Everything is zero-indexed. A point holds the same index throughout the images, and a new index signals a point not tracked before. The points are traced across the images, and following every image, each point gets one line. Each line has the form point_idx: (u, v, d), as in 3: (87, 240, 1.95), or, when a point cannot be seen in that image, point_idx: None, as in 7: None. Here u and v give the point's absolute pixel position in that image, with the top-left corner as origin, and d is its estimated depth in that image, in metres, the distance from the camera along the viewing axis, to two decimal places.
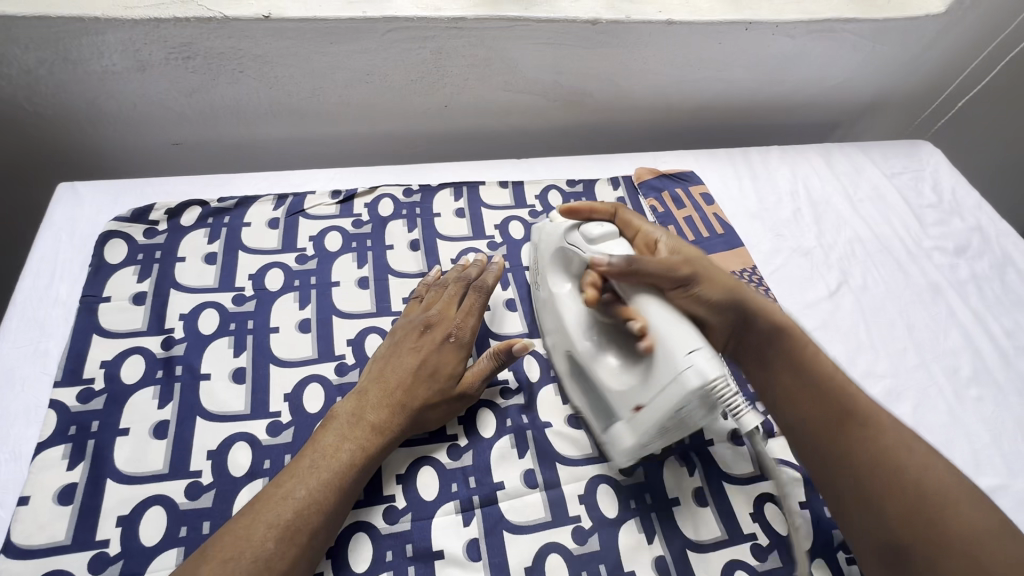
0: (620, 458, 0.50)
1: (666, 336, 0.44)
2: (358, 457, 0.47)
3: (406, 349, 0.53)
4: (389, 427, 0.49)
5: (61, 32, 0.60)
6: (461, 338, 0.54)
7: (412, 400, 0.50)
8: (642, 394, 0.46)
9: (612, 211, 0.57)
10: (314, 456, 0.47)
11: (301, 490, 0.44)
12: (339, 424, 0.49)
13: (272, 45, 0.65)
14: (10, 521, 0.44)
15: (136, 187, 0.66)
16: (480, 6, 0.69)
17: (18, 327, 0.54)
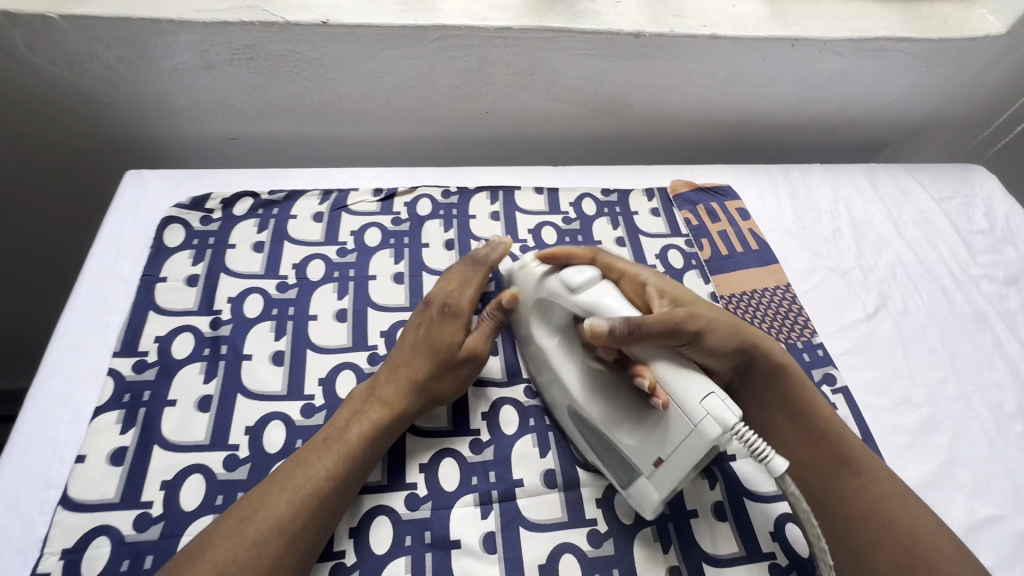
0: (647, 513, 0.49)
1: (679, 388, 0.45)
2: (369, 429, 0.50)
3: (399, 362, 0.54)
4: (395, 400, 0.52)
5: (139, 33, 0.65)
6: (461, 313, 0.57)
7: (421, 374, 0.53)
8: (661, 446, 0.46)
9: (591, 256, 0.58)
10: (329, 431, 0.50)
11: (316, 459, 0.47)
12: (355, 401, 0.52)
13: (327, 49, 0.69)
14: (66, 478, 0.48)
15: (195, 177, 0.70)
16: (526, 16, 0.71)
17: (84, 300, 0.59)
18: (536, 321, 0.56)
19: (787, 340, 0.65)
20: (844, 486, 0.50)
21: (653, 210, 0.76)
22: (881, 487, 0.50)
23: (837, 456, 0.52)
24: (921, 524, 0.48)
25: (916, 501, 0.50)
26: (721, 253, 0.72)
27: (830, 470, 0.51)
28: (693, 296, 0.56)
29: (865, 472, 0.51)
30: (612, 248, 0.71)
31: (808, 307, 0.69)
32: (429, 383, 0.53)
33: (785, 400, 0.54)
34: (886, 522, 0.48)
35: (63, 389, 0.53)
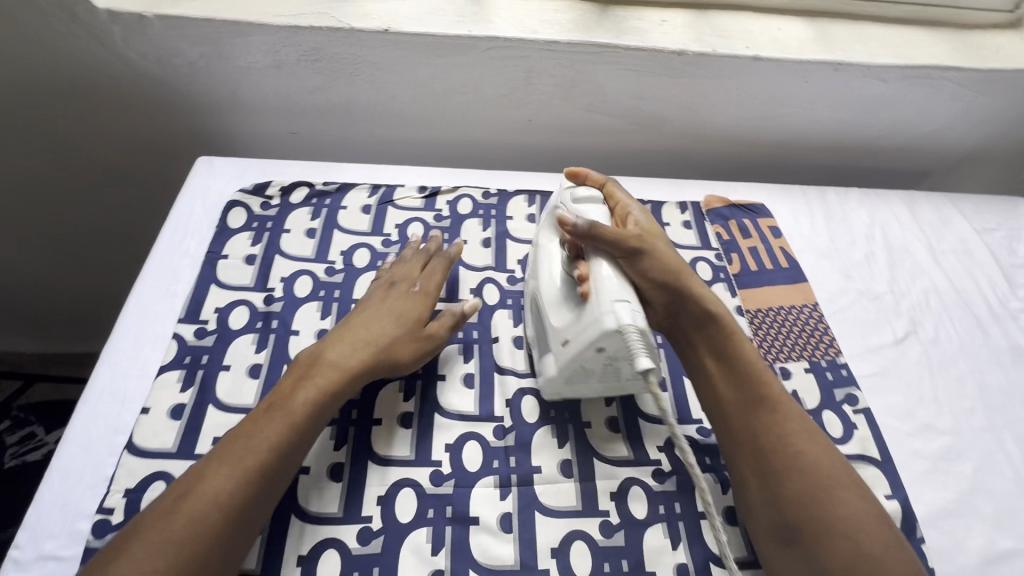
0: (546, 387, 0.56)
1: (598, 288, 0.50)
2: (314, 397, 0.50)
3: (362, 311, 0.58)
4: (347, 367, 0.53)
5: (221, 33, 0.71)
6: (428, 289, 0.61)
7: (379, 338, 0.55)
8: (569, 330, 0.51)
9: (602, 181, 0.62)
10: (273, 399, 0.50)
11: (259, 431, 0.47)
12: (300, 370, 0.52)
13: (387, 55, 0.74)
14: (131, 426, 0.53)
15: (259, 166, 0.76)
16: (574, 31, 0.75)
17: (156, 270, 0.65)
18: (542, 228, 0.62)
19: (811, 357, 0.66)
20: (759, 423, 0.52)
21: (685, 222, 0.78)
22: (794, 424, 0.52)
23: (756, 397, 0.53)
24: (826, 458, 0.50)
25: (823, 438, 0.52)
26: (751, 268, 0.74)
27: (749, 408, 0.53)
28: (663, 234, 0.60)
29: (780, 411, 0.53)
30: None
31: (835, 327, 0.69)
32: (385, 348, 0.55)
33: (712, 344, 0.57)
34: (794, 453, 0.50)
35: (134, 348, 0.59)
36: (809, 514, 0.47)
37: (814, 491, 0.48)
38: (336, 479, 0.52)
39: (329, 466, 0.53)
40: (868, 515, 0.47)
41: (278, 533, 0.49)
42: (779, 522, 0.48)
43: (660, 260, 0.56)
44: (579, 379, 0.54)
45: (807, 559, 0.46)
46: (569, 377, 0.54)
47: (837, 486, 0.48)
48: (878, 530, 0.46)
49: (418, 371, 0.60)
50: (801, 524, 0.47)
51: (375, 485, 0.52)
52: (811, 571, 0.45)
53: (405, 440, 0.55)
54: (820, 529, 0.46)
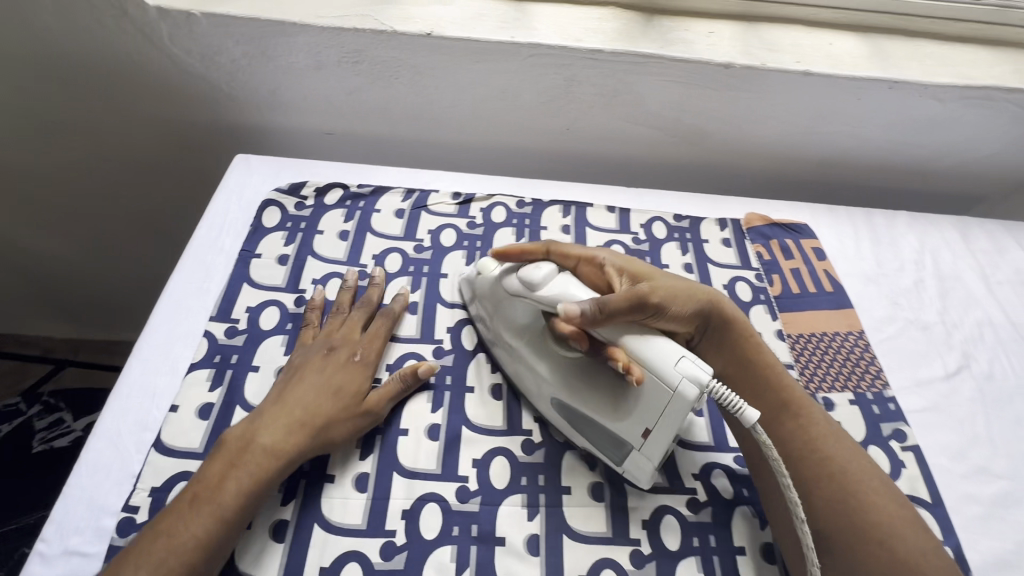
0: (643, 481, 0.52)
1: (651, 361, 0.47)
2: (239, 488, 0.47)
3: (296, 384, 0.54)
4: (284, 451, 0.50)
5: (265, 32, 0.72)
6: (367, 358, 0.57)
7: (315, 417, 0.52)
8: (647, 418, 0.48)
9: (545, 249, 0.57)
10: (197, 490, 0.47)
11: (185, 528, 0.44)
12: (229, 454, 0.49)
13: (428, 59, 0.74)
14: (160, 424, 0.53)
15: (295, 166, 0.76)
16: (618, 40, 0.73)
17: (190, 266, 0.65)
18: (501, 322, 0.58)
19: (856, 388, 0.62)
20: (785, 431, 0.52)
21: (724, 240, 0.75)
22: (819, 428, 0.52)
23: (779, 405, 0.53)
24: (854, 462, 0.50)
25: (848, 440, 0.52)
26: (793, 291, 0.71)
27: (773, 417, 0.53)
28: (650, 266, 0.56)
29: (804, 417, 0.52)
30: (679, 272, 0.71)
31: (882, 357, 0.66)
32: (319, 429, 0.51)
33: (733, 354, 0.56)
34: (821, 459, 0.50)
35: (165, 344, 0.59)
36: (841, 519, 0.46)
37: (844, 497, 0.47)
38: (361, 489, 0.51)
39: (354, 476, 0.52)
40: (900, 519, 0.46)
41: (301, 542, 0.48)
42: (810, 527, 0.48)
43: (676, 293, 0.53)
44: (668, 459, 0.51)
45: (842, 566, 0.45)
46: (664, 461, 0.50)
47: (867, 490, 0.48)
48: (911, 534, 0.46)
49: (447, 382, 0.59)
50: (834, 531, 0.46)
51: (400, 498, 0.51)
52: None
53: (432, 452, 0.54)
54: (853, 534, 0.46)
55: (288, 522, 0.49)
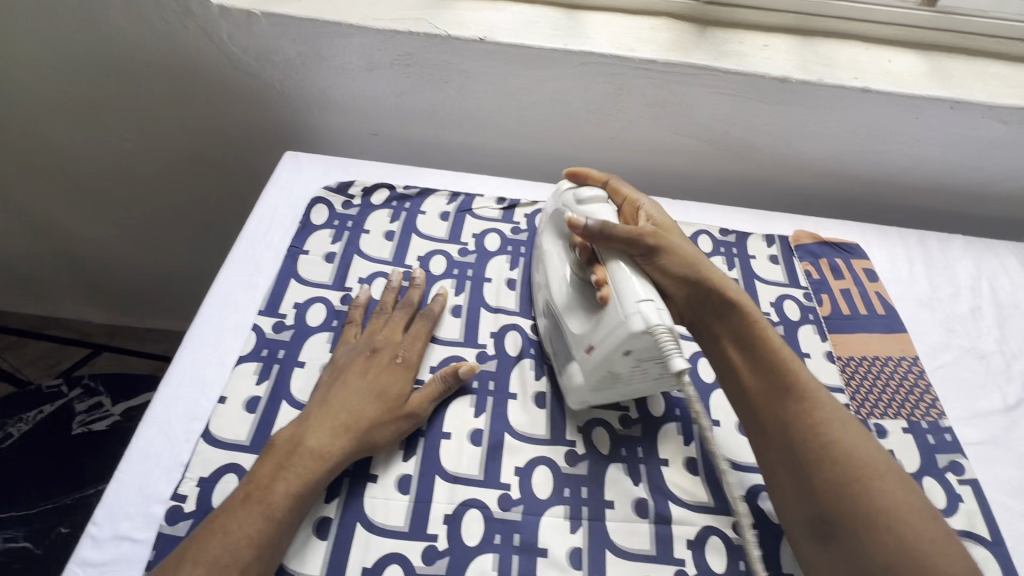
0: (571, 396, 0.55)
1: (619, 291, 0.50)
2: (290, 491, 0.47)
3: (343, 385, 0.54)
4: (330, 454, 0.50)
5: (322, 34, 0.73)
6: (409, 360, 0.57)
7: (361, 420, 0.52)
8: (594, 336, 0.51)
9: (605, 179, 0.64)
10: (249, 488, 0.47)
11: (234, 524, 0.45)
12: (276, 454, 0.49)
13: (479, 64, 0.74)
14: (209, 414, 0.54)
15: (343, 165, 0.77)
16: (671, 51, 0.72)
17: (240, 259, 0.66)
18: (549, 231, 0.64)
19: (909, 416, 0.60)
20: (787, 413, 0.49)
21: (772, 257, 0.74)
22: (823, 412, 0.49)
23: (782, 386, 0.50)
24: (861, 448, 0.47)
25: (855, 425, 0.49)
26: (843, 312, 0.69)
27: (775, 400, 0.50)
28: (677, 228, 0.60)
29: (808, 400, 0.49)
30: None
31: (937, 386, 0.63)
32: (365, 432, 0.51)
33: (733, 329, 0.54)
34: (826, 445, 0.47)
35: (215, 335, 0.60)
36: (847, 507, 0.44)
37: (850, 485, 0.45)
38: (403, 491, 0.51)
39: (397, 477, 0.52)
40: (912, 509, 0.44)
41: (344, 541, 0.48)
42: (815, 516, 0.46)
43: (678, 252, 0.55)
44: (603, 386, 0.53)
45: (847, 556, 0.44)
46: (595, 385, 0.53)
47: (877, 479, 0.45)
48: (924, 525, 0.43)
49: (490, 387, 0.59)
50: (839, 519, 0.45)
51: (442, 502, 0.51)
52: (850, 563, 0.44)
53: (474, 458, 0.54)
54: (859, 525, 0.44)
55: (331, 520, 0.49)
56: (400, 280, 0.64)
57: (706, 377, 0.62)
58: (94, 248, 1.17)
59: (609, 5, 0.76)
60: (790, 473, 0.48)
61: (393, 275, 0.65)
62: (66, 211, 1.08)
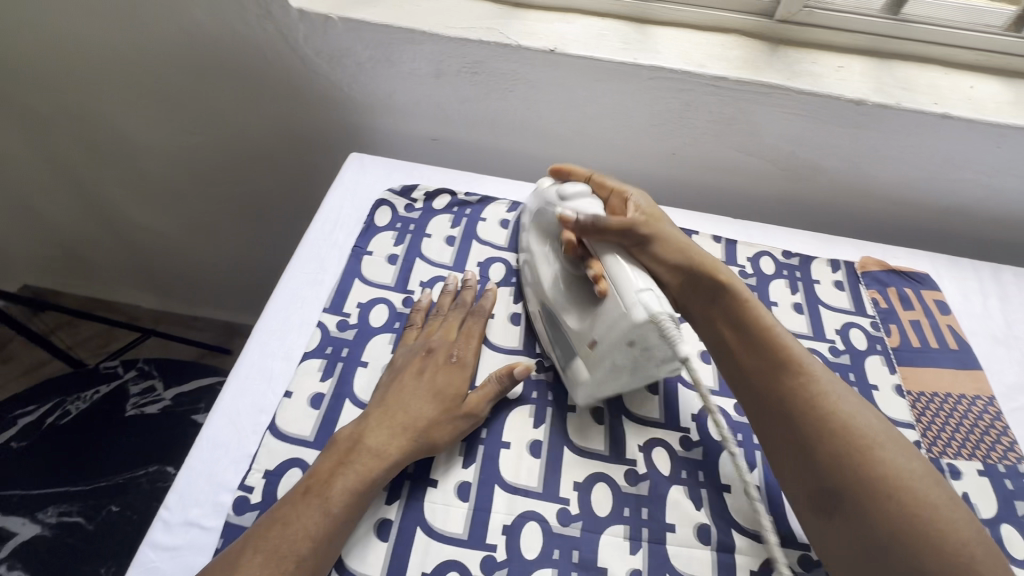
0: (580, 393, 0.56)
1: (615, 283, 0.50)
2: (349, 488, 0.47)
3: (399, 385, 0.55)
4: (389, 453, 0.50)
5: (393, 39, 0.74)
6: (466, 361, 0.57)
7: (421, 420, 0.52)
8: (595, 330, 0.52)
9: (589, 176, 0.63)
10: (308, 483, 0.48)
11: (295, 515, 0.45)
12: (336, 450, 0.50)
13: (546, 74, 0.74)
14: (275, 408, 0.55)
15: (405, 169, 0.78)
16: (743, 68, 0.71)
17: (307, 257, 0.67)
18: (535, 229, 0.65)
19: (985, 458, 0.57)
20: (786, 389, 0.49)
21: (837, 282, 0.72)
22: (821, 384, 0.49)
23: (778, 364, 0.50)
24: (859, 418, 0.47)
25: (851, 396, 0.49)
26: (913, 344, 0.66)
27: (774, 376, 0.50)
28: (667, 216, 0.58)
29: (804, 374, 0.49)
30: (788, 311, 0.68)
31: (1014, 428, 0.60)
32: (424, 432, 0.52)
33: (727, 308, 0.53)
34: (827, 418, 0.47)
35: (282, 330, 0.61)
36: (850, 479, 0.44)
37: (852, 457, 0.45)
38: (463, 498, 0.51)
39: (456, 483, 0.52)
40: (916, 474, 0.44)
41: (403, 545, 0.48)
42: (821, 491, 0.46)
43: (670, 240, 0.55)
44: (612, 383, 0.54)
45: (854, 528, 0.44)
46: (603, 381, 0.53)
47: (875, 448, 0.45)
48: (928, 490, 0.43)
49: (549, 399, 0.58)
50: (846, 491, 0.44)
51: (501, 513, 0.51)
52: (859, 535, 0.43)
53: (533, 469, 0.53)
54: (865, 496, 0.43)
55: (392, 521, 0.49)
56: (457, 282, 0.64)
57: None
58: (153, 236, 1.21)
59: (680, 21, 0.75)
60: (790, 449, 0.48)
61: (452, 278, 0.65)
62: (131, 200, 1.12)
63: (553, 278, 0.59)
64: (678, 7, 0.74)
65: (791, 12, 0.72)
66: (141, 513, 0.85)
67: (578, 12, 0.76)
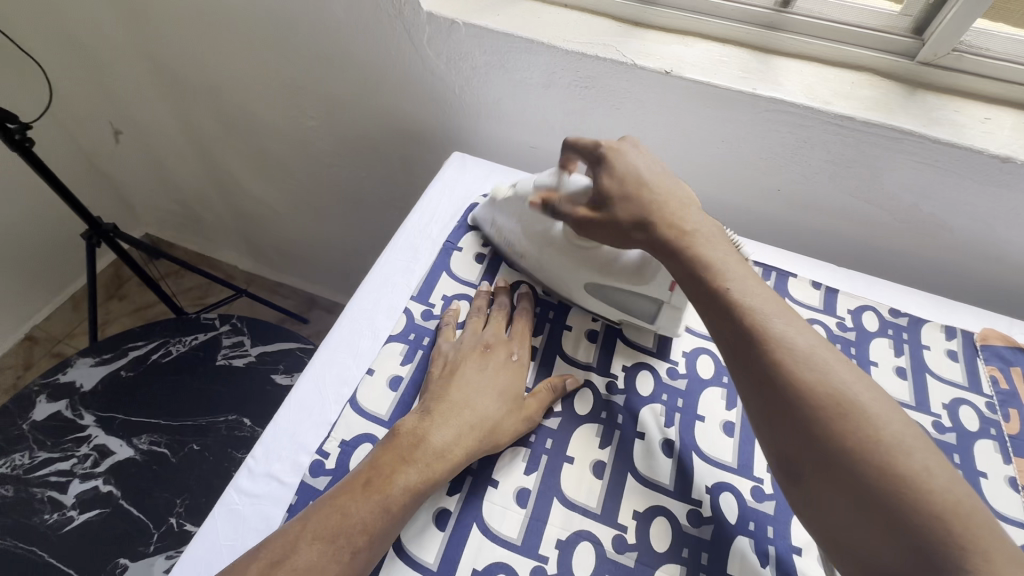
0: (676, 326, 0.62)
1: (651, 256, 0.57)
2: (413, 485, 0.48)
3: (461, 383, 0.55)
4: (450, 451, 0.51)
5: (511, 47, 0.76)
6: (518, 360, 0.59)
7: (486, 420, 0.53)
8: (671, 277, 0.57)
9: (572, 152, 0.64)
10: (369, 475, 0.48)
11: (349, 500, 0.47)
12: (397, 441, 0.51)
13: (658, 95, 0.73)
14: (357, 382, 0.58)
15: (504, 173, 0.80)
16: (873, 109, 0.67)
17: (401, 245, 0.71)
18: (522, 233, 0.66)
19: None
20: (752, 358, 0.45)
21: (950, 351, 0.65)
22: (792, 351, 0.44)
23: (745, 329, 0.46)
24: (829, 384, 0.43)
25: (820, 356, 0.44)
26: None
27: (741, 345, 0.46)
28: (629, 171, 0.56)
29: (767, 337, 0.45)
30: (888, 374, 0.63)
31: None
32: (489, 432, 0.53)
33: (689, 266, 0.51)
34: (795, 388, 0.43)
35: (370, 310, 0.64)
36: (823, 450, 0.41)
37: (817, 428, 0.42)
38: (521, 504, 0.52)
39: (516, 489, 0.52)
40: (888, 444, 0.40)
41: (458, 538, 0.49)
42: (785, 460, 0.44)
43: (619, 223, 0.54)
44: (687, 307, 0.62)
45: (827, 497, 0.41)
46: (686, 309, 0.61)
47: (844, 415, 0.41)
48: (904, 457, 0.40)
49: (617, 421, 0.57)
50: (810, 463, 0.42)
51: (556, 527, 0.51)
52: (827, 501, 0.41)
53: (594, 489, 0.53)
54: (833, 463, 0.41)
55: (450, 513, 0.51)
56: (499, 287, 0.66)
57: None
58: (261, 206, 1.32)
59: (808, 54, 0.72)
60: (764, 418, 0.45)
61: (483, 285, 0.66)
62: (248, 172, 1.24)
63: (570, 259, 0.62)
64: (810, 40, 0.71)
65: (936, 55, 0.67)
66: (216, 456, 0.92)
67: (700, 36, 0.75)
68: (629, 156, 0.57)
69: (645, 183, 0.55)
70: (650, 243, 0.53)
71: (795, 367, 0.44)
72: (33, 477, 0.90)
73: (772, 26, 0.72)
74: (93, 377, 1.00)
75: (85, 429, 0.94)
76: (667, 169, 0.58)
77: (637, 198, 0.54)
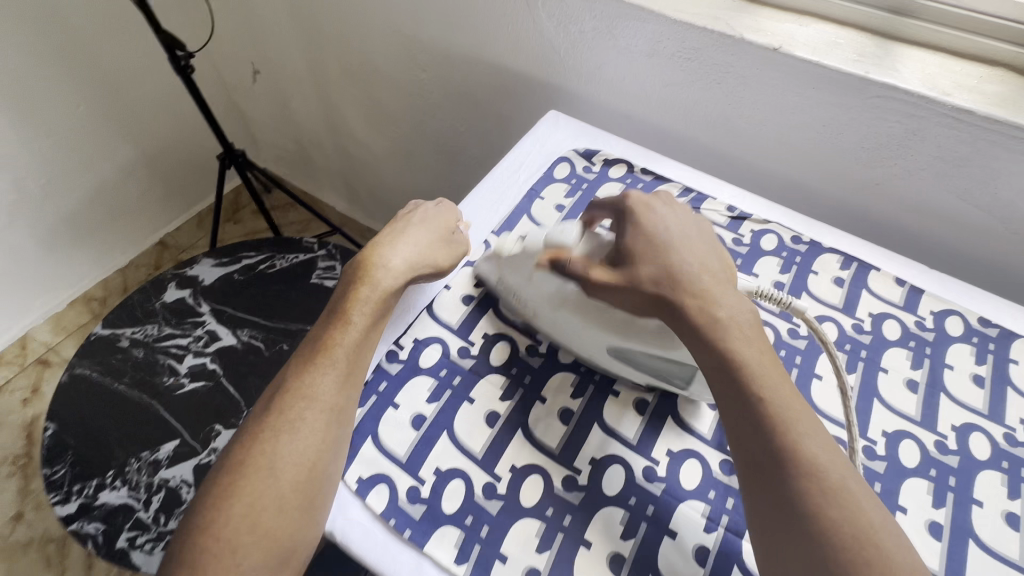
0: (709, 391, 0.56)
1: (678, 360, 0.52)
2: (360, 300, 0.57)
3: (392, 237, 0.63)
4: (388, 273, 0.59)
5: (621, 14, 0.79)
6: (434, 208, 0.68)
7: (418, 253, 0.62)
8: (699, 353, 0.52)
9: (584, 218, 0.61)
10: (330, 316, 0.57)
11: (319, 340, 0.55)
12: (344, 289, 0.59)
13: (763, 72, 0.73)
14: (435, 294, 0.65)
15: (594, 135, 0.83)
16: (999, 104, 0.63)
17: (489, 187, 0.77)
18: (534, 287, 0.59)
19: None
20: (775, 465, 0.43)
21: None
22: (818, 469, 0.42)
23: (775, 436, 0.44)
24: (856, 519, 0.40)
25: (850, 487, 0.42)
26: None
27: (763, 445, 0.44)
28: (665, 231, 0.55)
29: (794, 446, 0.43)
30: (963, 379, 0.61)
31: None
32: (425, 258, 0.62)
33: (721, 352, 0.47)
34: (815, 513, 0.41)
35: None
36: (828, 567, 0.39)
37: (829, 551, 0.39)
38: (564, 420, 0.56)
39: (561, 408, 0.57)
40: None
41: (504, 437, 0.55)
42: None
43: (652, 281, 0.51)
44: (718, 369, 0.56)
45: None
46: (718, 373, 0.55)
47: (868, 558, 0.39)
48: None
49: None
50: None
51: (591, 447, 0.55)
52: None
53: (633, 423, 0.56)
54: None
55: (499, 415, 0.56)
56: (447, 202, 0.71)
57: (907, 463, 0.55)
58: (365, 152, 1.45)
59: (934, 43, 0.69)
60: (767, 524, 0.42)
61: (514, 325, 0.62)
62: (360, 119, 1.36)
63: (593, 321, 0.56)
64: (939, 29, 0.68)
65: None
66: None
67: (817, 16, 0.73)
68: (658, 216, 0.56)
69: (672, 249, 0.53)
70: (675, 311, 0.50)
71: (816, 483, 0.42)
72: (158, 345, 1.07)
73: (898, 11, 0.69)
74: (212, 275, 1.15)
75: (201, 315, 1.10)
76: (701, 234, 0.56)
77: (668, 270, 0.52)
